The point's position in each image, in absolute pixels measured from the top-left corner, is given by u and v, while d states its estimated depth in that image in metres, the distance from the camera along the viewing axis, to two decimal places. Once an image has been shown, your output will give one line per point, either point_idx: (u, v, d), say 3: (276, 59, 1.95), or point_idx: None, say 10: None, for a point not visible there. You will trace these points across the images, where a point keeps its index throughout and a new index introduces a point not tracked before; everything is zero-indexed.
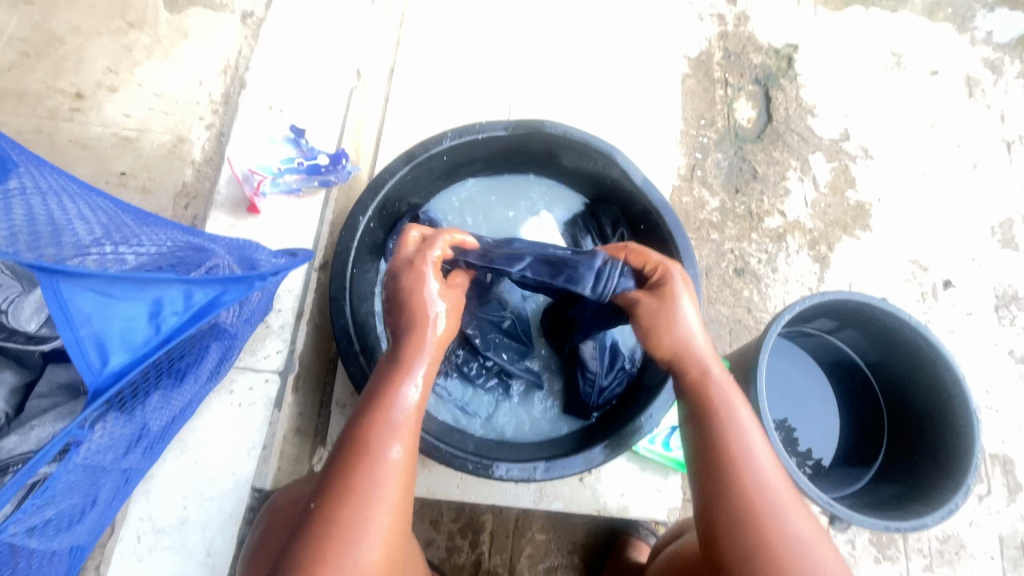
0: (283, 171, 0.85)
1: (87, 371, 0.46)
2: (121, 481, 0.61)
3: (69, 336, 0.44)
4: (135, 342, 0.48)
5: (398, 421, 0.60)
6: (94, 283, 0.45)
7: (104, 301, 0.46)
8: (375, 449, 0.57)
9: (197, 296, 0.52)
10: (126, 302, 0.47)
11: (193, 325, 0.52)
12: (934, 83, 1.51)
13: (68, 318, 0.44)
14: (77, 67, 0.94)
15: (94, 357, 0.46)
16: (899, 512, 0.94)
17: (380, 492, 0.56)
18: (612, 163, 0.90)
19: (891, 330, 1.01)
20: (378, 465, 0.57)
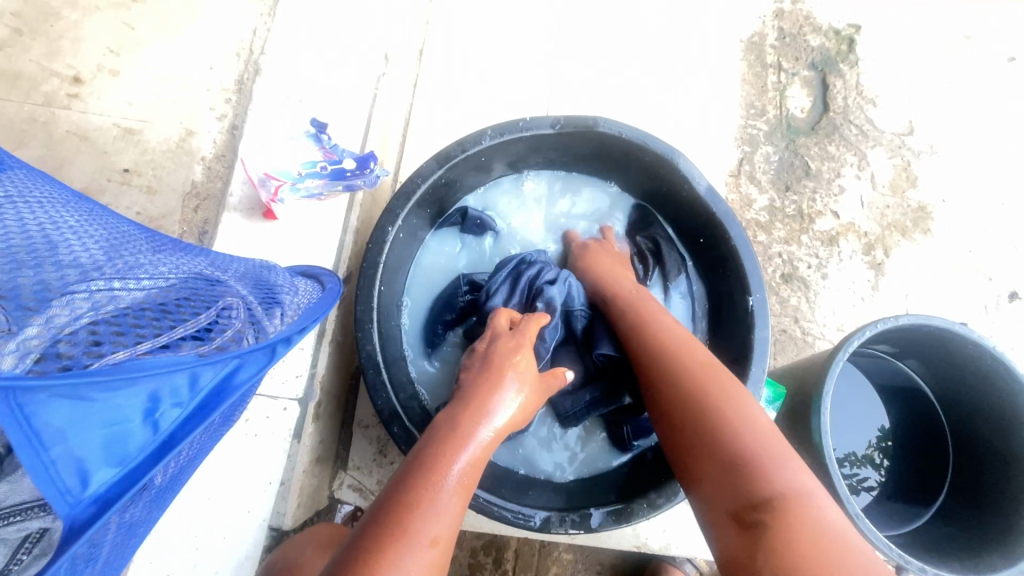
0: (305, 175, 0.74)
1: (61, 503, 0.29)
2: (122, 535, 0.53)
3: (35, 464, 0.28)
4: (128, 453, 0.32)
5: (443, 488, 0.53)
6: (75, 385, 0.29)
7: (82, 408, 0.30)
8: (414, 519, 0.50)
9: (205, 377, 0.37)
10: (114, 400, 0.31)
11: (200, 417, 0.37)
12: (1010, 70, 1.36)
13: (36, 437, 0.28)
14: (75, 46, 0.84)
15: (70, 481, 0.30)
16: (970, 563, 0.85)
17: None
18: (671, 167, 0.79)
19: (964, 361, 0.92)
20: (410, 539, 0.48)
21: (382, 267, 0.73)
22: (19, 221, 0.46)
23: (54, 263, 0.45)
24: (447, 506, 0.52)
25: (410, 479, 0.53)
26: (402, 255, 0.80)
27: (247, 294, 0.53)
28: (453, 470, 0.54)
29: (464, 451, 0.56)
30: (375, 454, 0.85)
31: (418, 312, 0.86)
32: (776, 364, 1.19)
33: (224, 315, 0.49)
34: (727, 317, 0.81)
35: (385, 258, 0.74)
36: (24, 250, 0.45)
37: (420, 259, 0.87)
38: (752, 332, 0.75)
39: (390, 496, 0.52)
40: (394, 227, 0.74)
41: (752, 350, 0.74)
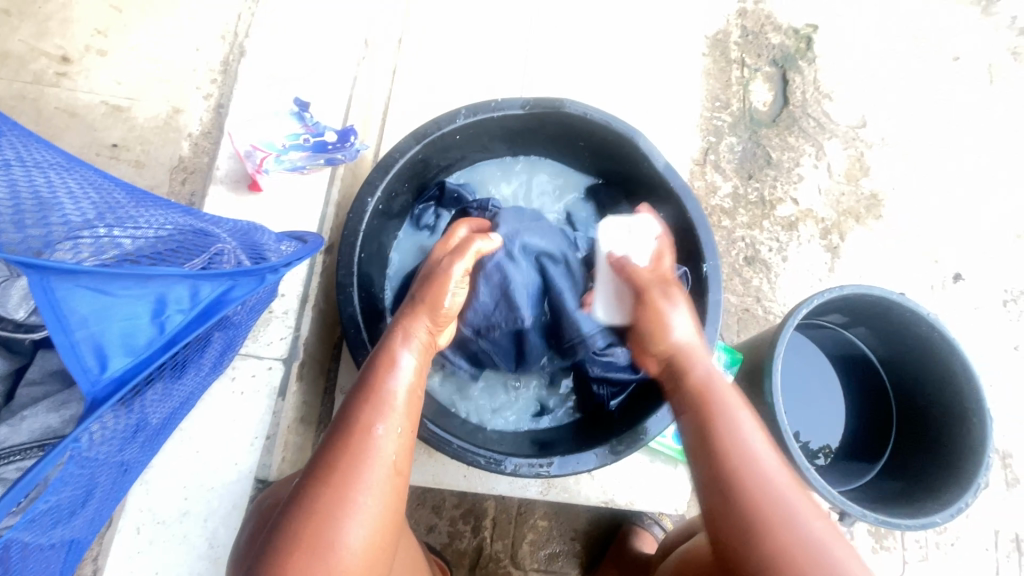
0: (289, 148, 0.78)
1: (84, 380, 0.41)
2: (119, 473, 0.57)
3: (62, 340, 0.39)
4: (136, 345, 0.43)
5: (393, 399, 0.61)
6: (91, 281, 0.40)
7: (102, 301, 0.41)
8: (366, 425, 0.58)
9: (203, 292, 0.47)
10: (126, 300, 0.43)
11: (199, 323, 0.48)
12: (955, 69, 1.46)
13: (62, 320, 0.39)
14: (64, 27, 0.87)
15: (91, 363, 0.41)
16: (908, 511, 0.93)
17: (363, 473, 0.55)
18: (633, 146, 0.86)
19: (906, 327, 1.00)
20: (372, 445, 0.57)
21: (362, 235, 0.78)
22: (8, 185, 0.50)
23: (41, 223, 0.49)
24: (399, 410, 0.61)
25: (357, 397, 0.61)
26: (381, 226, 0.85)
27: (237, 245, 0.59)
28: (397, 382, 0.63)
29: (399, 368, 0.64)
30: None
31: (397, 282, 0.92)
32: (739, 340, 1.26)
33: (215, 261, 0.55)
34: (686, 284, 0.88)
35: (364, 227, 0.78)
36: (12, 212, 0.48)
37: (401, 231, 0.93)
38: (707, 297, 0.81)
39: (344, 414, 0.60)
40: (374, 198, 0.79)
41: (706, 313, 0.81)
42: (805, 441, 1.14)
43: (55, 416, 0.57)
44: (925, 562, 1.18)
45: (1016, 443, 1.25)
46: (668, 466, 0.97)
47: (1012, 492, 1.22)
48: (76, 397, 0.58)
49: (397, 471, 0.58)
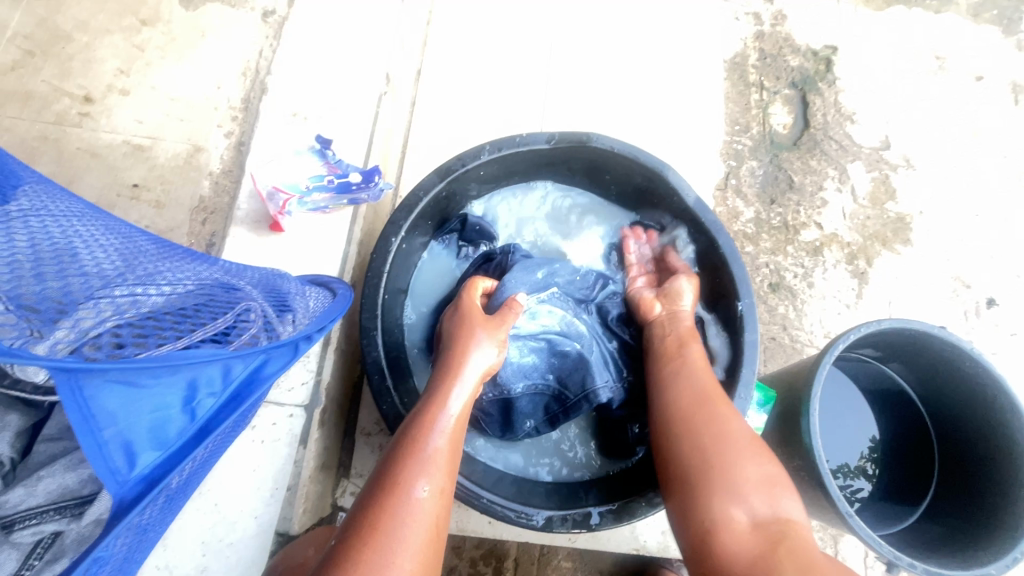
0: (312, 189, 0.77)
1: (112, 482, 0.36)
2: (136, 535, 0.54)
3: (91, 444, 0.34)
4: (168, 437, 0.39)
5: (432, 455, 0.59)
6: (122, 375, 0.35)
7: (133, 395, 0.36)
8: (404, 484, 0.55)
9: (236, 369, 0.44)
10: (158, 390, 0.38)
11: (229, 406, 0.44)
12: (978, 89, 1.43)
13: (90, 420, 0.34)
14: (86, 67, 0.87)
15: (118, 462, 0.36)
16: (958, 559, 0.88)
17: (400, 533, 0.52)
18: (662, 180, 0.83)
19: (946, 362, 0.95)
20: (408, 502, 0.54)
21: (386, 275, 0.76)
22: (28, 238, 0.46)
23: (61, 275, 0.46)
24: (438, 468, 0.58)
25: (397, 455, 0.58)
26: (404, 264, 0.83)
27: (263, 299, 0.57)
28: (439, 437, 0.60)
29: (441, 417, 0.62)
30: (377, 462, 0.86)
31: (418, 311, 0.89)
32: (766, 371, 1.22)
33: (243, 318, 0.53)
34: (719, 320, 0.84)
35: (388, 267, 0.76)
36: (30, 262, 0.45)
37: (422, 260, 0.91)
38: (743, 336, 0.78)
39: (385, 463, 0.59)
40: (398, 237, 0.77)
41: (743, 353, 0.77)
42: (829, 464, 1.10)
43: (72, 476, 0.55)
44: None
45: None
46: None
47: None
48: None
49: (434, 536, 0.54)
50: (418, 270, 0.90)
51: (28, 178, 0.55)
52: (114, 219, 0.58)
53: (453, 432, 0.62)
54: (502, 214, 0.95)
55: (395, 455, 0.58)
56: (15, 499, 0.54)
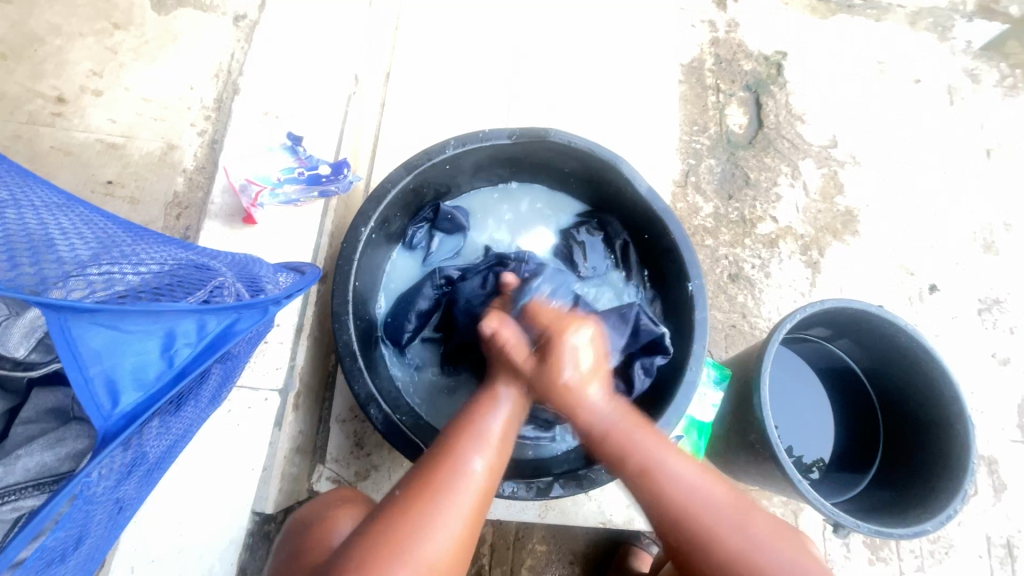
0: (283, 181, 0.81)
1: (96, 413, 0.40)
2: (113, 511, 0.57)
3: (77, 377, 0.40)
4: (147, 379, 0.44)
5: (488, 438, 0.65)
6: (106, 317, 0.42)
7: (117, 338, 0.42)
8: (462, 458, 0.62)
9: (210, 324, 0.49)
10: (137, 337, 0.43)
11: (208, 355, 0.49)
12: (917, 91, 1.54)
13: (76, 356, 0.40)
14: (59, 69, 0.89)
15: (103, 399, 0.41)
16: (900, 519, 0.95)
17: (456, 497, 0.59)
18: (617, 172, 0.89)
19: (887, 338, 1.03)
20: (464, 472, 0.60)
21: (356, 264, 0.80)
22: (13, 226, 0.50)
23: (35, 261, 0.49)
24: (491, 447, 0.65)
25: (453, 436, 0.65)
26: (374, 253, 0.87)
27: (235, 278, 0.60)
28: (494, 426, 0.67)
29: (497, 409, 0.69)
30: (352, 448, 0.89)
31: (390, 299, 0.94)
32: (727, 356, 1.28)
33: (216, 294, 0.56)
34: (673, 305, 0.90)
35: (358, 256, 0.80)
36: (5, 248, 0.48)
37: (396, 252, 0.96)
38: (694, 314, 0.83)
39: (445, 439, 0.65)
40: (367, 228, 0.81)
41: (693, 330, 0.83)
42: (796, 454, 1.15)
43: (51, 454, 0.56)
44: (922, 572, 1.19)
45: (1001, 448, 1.29)
46: None
47: (1000, 498, 1.25)
48: (74, 433, 0.58)
49: (481, 503, 0.60)
50: (392, 260, 0.95)
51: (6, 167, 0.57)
52: (91, 209, 0.60)
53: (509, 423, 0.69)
54: (470, 208, 1.00)
55: (454, 434, 0.65)
56: None
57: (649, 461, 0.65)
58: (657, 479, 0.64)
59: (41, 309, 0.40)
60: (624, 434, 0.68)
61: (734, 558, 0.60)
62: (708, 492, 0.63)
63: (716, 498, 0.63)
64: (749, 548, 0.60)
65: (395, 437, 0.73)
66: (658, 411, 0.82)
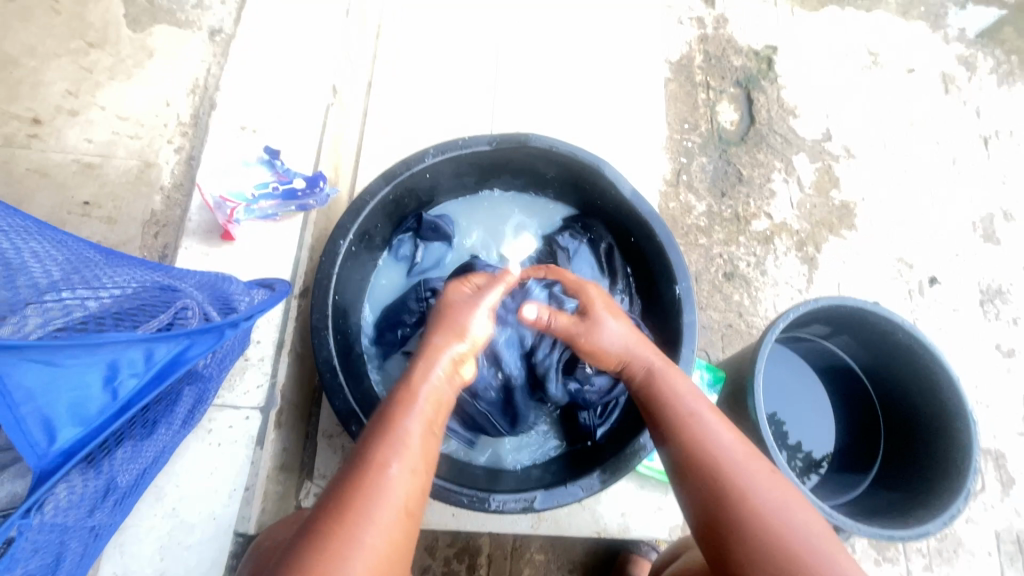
0: (258, 197, 0.80)
1: (31, 452, 0.43)
2: (89, 538, 0.56)
3: (8, 418, 0.41)
4: (87, 414, 0.46)
5: (407, 438, 0.57)
6: (39, 354, 0.42)
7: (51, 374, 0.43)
8: (380, 465, 0.54)
9: (159, 353, 0.49)
10: (75, 370, 0.44)
11: (156, 384, 0.50)
12: (911, 80, 1.52)
13: (7, 397, 0.41)
14: (35, 90, 0.89)
15: (39, 436, 0.44)
16: (902, 520, 0.93)
17: (373, 510, 0.51)
18: (599, 175, 0.88)
19: (885, 335, 1.00)
20: (379, 482, 0.53)
21: (335, 278, 0.78)
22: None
23: (10, 286, 0.50)
24: (413, 451, 0.57)
25: (376, 437, 0.57)
26: (354, 266, 0.86)
27: (205, 299, 0.60)
28: (415, 424, 0.59)
29: (418, 406, 0.60)
30: (339, 463, 0.87)
31: (375, 310, 0.93)
32: (724, 356, 1.26)
33: (180, 317, 0.56)
34: (663, 308, 0.88)
35: (337, 269, 0.79)
36: None
37: (381, 261, 0.95)
38: (681, 319, 0.82)
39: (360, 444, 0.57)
40: (346, 240, 0.80)
41: (682, 335, 0.81)
42: (805, 449, 1.14)
43: (21, 483, 0.55)
44: (931, 572, 1.16)
45: (1008, 442, 1.26)
46: (657, 492, 0.98)
47: (1009, 493, 1.22)
48: None
49: (407, 514, 0.53)
50: (376, 270, 0.94)
51: None
52: (55, 229, 0.59)
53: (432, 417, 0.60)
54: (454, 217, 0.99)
55: (370, 437, 0.57)
56: None
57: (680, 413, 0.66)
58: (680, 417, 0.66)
59: None
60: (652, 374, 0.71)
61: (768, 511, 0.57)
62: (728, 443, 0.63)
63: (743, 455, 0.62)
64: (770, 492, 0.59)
65: None
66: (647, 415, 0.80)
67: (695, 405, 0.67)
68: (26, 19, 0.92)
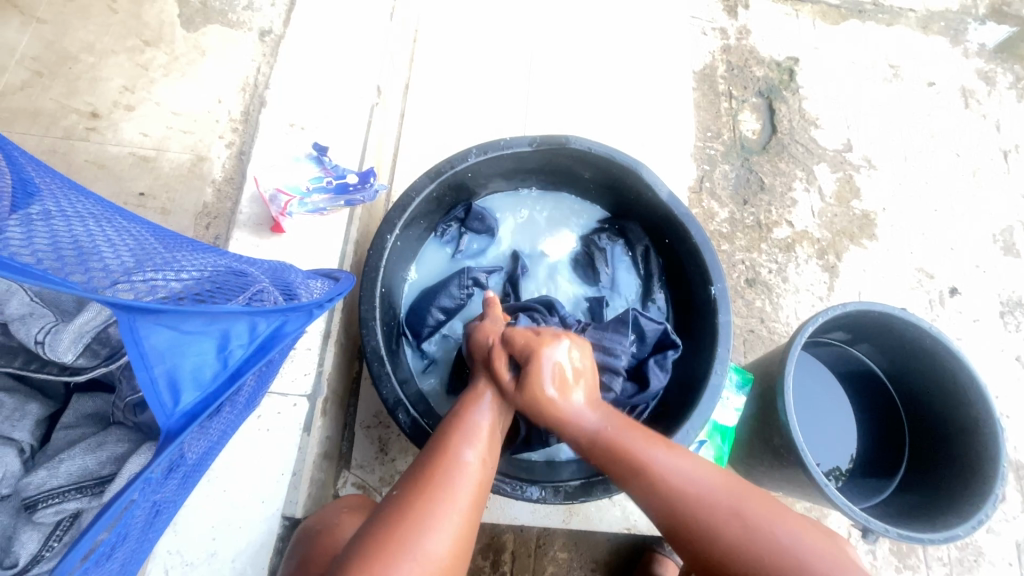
0: (312, 190, 0.83)
1: (161, 410, 0.44)
2: (150, 515, 0.58)
3: (145, 375, 0.43)
4: (204, 380, 0.47)
5: (478, 432, 0.67)
6: (169, 319, 0.45)
7: (176, 337, 0.45)
8: (455, 451, 0.63)
9: (260, 326, 0.52)
10: (198, 338, 0.47)
11: (257, 357, 0.53)
12: (932, 94, 1.54)
13: (143, 356, 0.43)
14: (92, 85, 0.92)
15: (166, 398, 0.45)
16: (929, 524, 0.93)
17: (455, 489, 0.59)
18: (636, 177, 0.90)
19: (910, 341, 1.02)
20: (459, 466, 0.61)
21: (382, 271, 0.81)
22: (57, 234, 0.51)
23: (90, 267, 0.51)
24: (483, 441, 0.66)
25: (443, 433, 0.66)
26: (398, 259, 0.88)
27: (273, 285, 0.62)
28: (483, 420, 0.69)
29: (481, 406, 0.71)
30: (376, 453, 0.89)
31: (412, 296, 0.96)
32: (746, 361, 1.27)
33: (257, 298, 0.59)
34: (697, 306, 0.90)
35: (384, 263, 0.81)
36: (58, 257, 0.49)
37: (423, 249, 0.98)
38: (717, 318, 0.84)
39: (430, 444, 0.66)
40: (392, 235, 0.82)
41: (718, 334, 0.83)
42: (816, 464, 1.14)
43: (92, 458, 0.57)
44: None
45: None
46: None
47: None
48: (111, 438, 0.59)
49: (470, 516, 0.59)
50: (418, 257, 0.97)
51: (42, 177, 0.58)
52: (129, 219, 0.62)
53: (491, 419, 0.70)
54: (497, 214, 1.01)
55: (439, 437, 0.66)
56: (37, 480, 0.56)
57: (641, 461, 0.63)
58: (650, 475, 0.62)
59: (112, 308, 0.42)
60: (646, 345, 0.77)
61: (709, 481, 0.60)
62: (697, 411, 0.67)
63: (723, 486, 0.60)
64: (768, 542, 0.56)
65: (423, 441, 0.73)
66: (682, 413, 0.82)
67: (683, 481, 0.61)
68: (84, 17, 0.96)
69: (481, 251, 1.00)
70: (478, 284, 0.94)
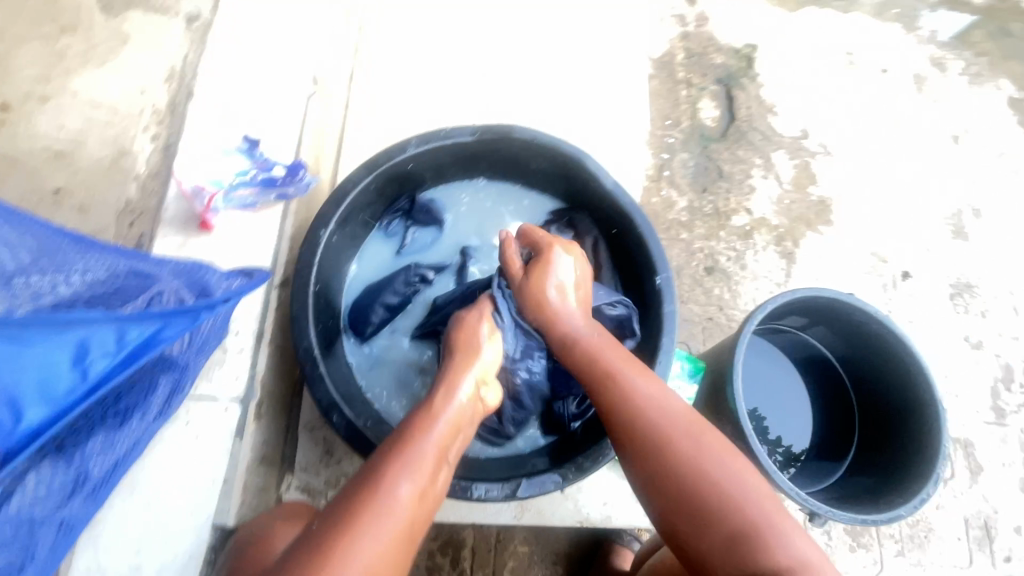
0: (237, 185, 0.80)
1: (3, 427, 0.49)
2: (61, 522, 0.58)
3: None
4: (54, 393, 0.51)
5: (422, 456, 0.59)
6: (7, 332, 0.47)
7: (19, 350, 0.48)
8: (389, 483, 0.56)
9: (129, 335, 0.55)
10: (43, 347, 0.49)
11: (124, 365, 0.56)
12: (886, 80, 1.55)
13: None
14: (3, 75, 0.86)
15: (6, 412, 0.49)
16: (876, 504, 0.95)
17: (378, 529, 0.53)
18: (581, 166, 0.88)
19: (859, 326, 1.03)
20: (385, 500, 0.55)
21: (316, 268, 0.78)
22: None
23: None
24: (425, 470, 0.59)
25: (383, 455, 0.59)
26: (336, 254, 0.85)
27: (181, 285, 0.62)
28: (432, 442, 0.61)
29: (434, 426, 0.63)
30: (321, 455, 0.85)
31: (355, 288, 0.93)
32: (704, 349, 1.28)
33: (156, 300, 0.59)
34: (642, 293, 0.89)
35: (318, 260, 0.78)
36: None
37: (368, 240, 0.95)
38: (661, 308, 0.83)
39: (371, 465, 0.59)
40: (327, 230, 0.79)
41: (663, 323, 0.82)
42: (786, 444, 1.15)
43: None
44: (903, 557, 1.19)
45: (976, 432, 1.30)
46: None
47: (977, 480, 1.26)
48: None
49: (406, 536, 0.55)
50: (361, 250, 0.95)
51: None
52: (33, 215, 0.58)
53: (445, 438, 0.62)
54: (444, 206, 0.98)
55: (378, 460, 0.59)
56: None
57: (609, 372, 0.68)
58: (620, 384, 0.67)
59: None
60: (593, 347, 0.71)
61: (698, 458, 0.61)
62: (675, 421, 0.64)
63: (690, 426, 0.63)
64: (738, 488, 0.59)
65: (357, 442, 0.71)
66: None
67: (672, 407, 0.65)
68: None
69: (429, 244, 0.97)
70: (424, 280, 0.92)
